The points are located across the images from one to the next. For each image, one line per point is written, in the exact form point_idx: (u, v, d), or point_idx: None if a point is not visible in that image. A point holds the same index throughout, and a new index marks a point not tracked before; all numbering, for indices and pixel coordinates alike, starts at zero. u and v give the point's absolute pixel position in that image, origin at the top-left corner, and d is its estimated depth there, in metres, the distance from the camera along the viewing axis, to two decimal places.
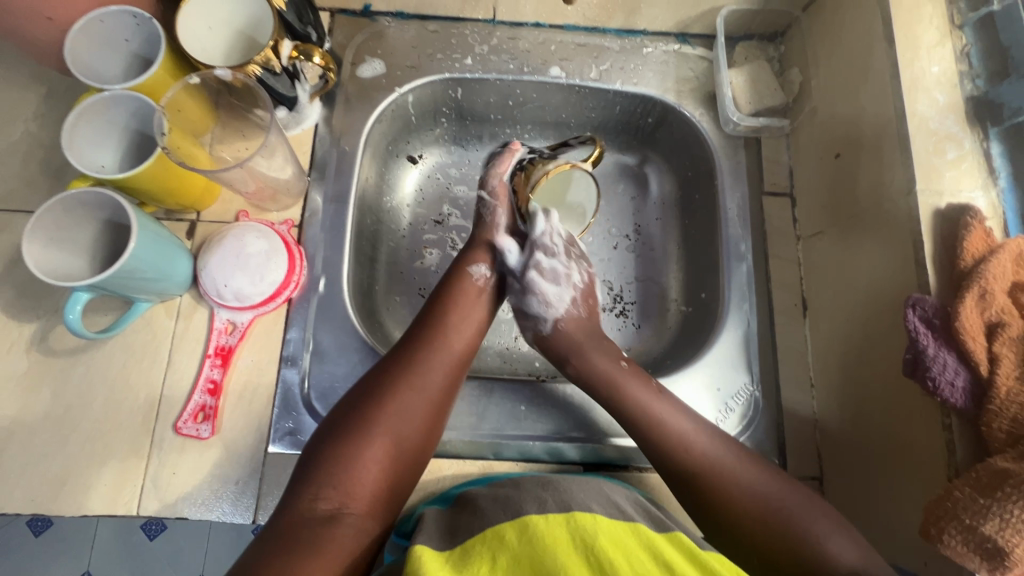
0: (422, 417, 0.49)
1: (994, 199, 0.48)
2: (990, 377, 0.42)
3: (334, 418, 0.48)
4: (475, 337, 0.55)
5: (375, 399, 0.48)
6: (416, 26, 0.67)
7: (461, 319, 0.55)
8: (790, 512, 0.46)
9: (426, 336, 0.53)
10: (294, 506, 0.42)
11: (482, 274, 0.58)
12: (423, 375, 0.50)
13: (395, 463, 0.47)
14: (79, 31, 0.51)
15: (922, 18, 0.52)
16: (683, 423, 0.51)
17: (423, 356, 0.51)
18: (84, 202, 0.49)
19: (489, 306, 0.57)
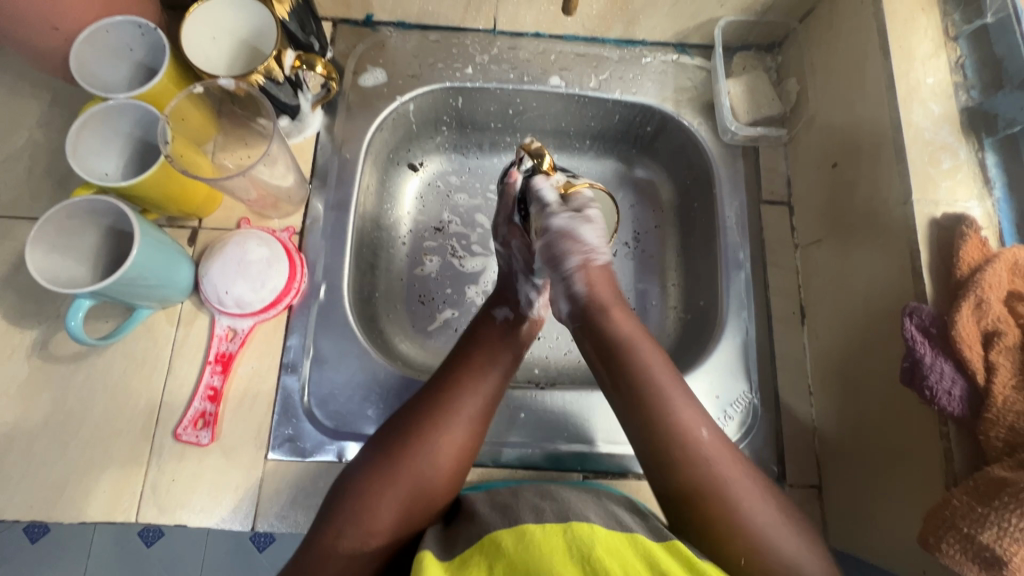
0: (450, 462, 0.48)
1: (990, 208, 0.48)
2: (987, 386, 0.42)
3: (364, 454, 0.48)
4: (506, 377, 0.54)
5: (403, 436, 0.48)
6: (417, 35, 0.68)
7: (490, 357, 0.54)
8: (803, 535, 0.45)
9: (458, 374, 0.52)
10: (319, 538, 0.44)
11: (504, 315, 0.58)
12: (453, 417, 0.49)
13: (419, 502, 0.46)
14: (86, 41, 0.52)
15: (918, 30, 0.53)
16: (688, 410, 0.47)
17: (451, 396, 0.50)
18: (87, 210, 0.49)
19: (519, 348, 0.56)
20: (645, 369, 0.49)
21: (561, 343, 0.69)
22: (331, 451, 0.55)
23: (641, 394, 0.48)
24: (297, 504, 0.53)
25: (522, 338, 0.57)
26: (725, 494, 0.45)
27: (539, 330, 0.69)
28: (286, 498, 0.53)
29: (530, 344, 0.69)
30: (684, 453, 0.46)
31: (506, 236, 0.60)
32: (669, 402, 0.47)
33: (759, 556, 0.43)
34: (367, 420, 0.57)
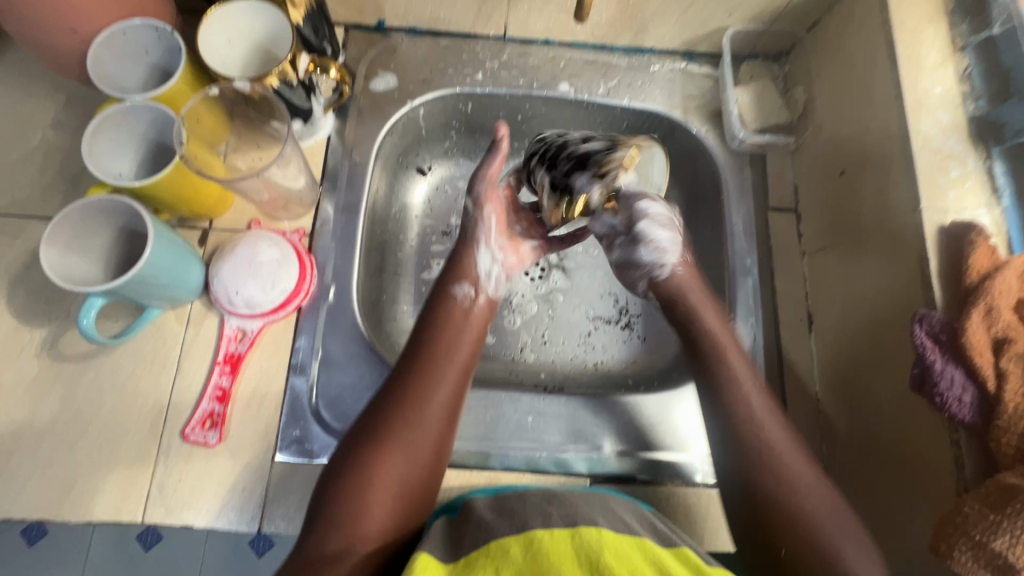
0: (426, 448, 0.48)
1: (998, 216, 0.49)
2: (998, 394, 0.42)
3: (338, 456, 0.47)
4: (470, 355, 0.54)
5: (375, 432, 0.47)
6: (428, 41, 0.69)
7: (455, 339, 0.54)
8: (823, 520, 0.43)
9: (421, 362, 0.52)
10: (307, 546, 0.42)
11: (466, 291, 0.57)
12: (422, 403, 0.49)
13: (401, 495, 0.46)
14: (102, 43, 0.52)
15: (925, 40, 0.53)
16: (755, 386, 0.50)
17: (419, 383, 0.50)
18: (101, 210, 0.49)
19: (479, 324, 0.57)
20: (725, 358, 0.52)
21: (568, 348, 0.69)
22: None
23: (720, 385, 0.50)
24: (303, 506, 0.53)
25: (482, 312, 0.57)
26: (785, 478, 0.45)
27: (546, 334, 0.69)
28: (293, 500, 0.53)
29: (537, 348, 0.69)
30: (744, 422, 0.48)
31: (482, 197, 0.61)
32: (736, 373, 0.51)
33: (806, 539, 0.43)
34: None
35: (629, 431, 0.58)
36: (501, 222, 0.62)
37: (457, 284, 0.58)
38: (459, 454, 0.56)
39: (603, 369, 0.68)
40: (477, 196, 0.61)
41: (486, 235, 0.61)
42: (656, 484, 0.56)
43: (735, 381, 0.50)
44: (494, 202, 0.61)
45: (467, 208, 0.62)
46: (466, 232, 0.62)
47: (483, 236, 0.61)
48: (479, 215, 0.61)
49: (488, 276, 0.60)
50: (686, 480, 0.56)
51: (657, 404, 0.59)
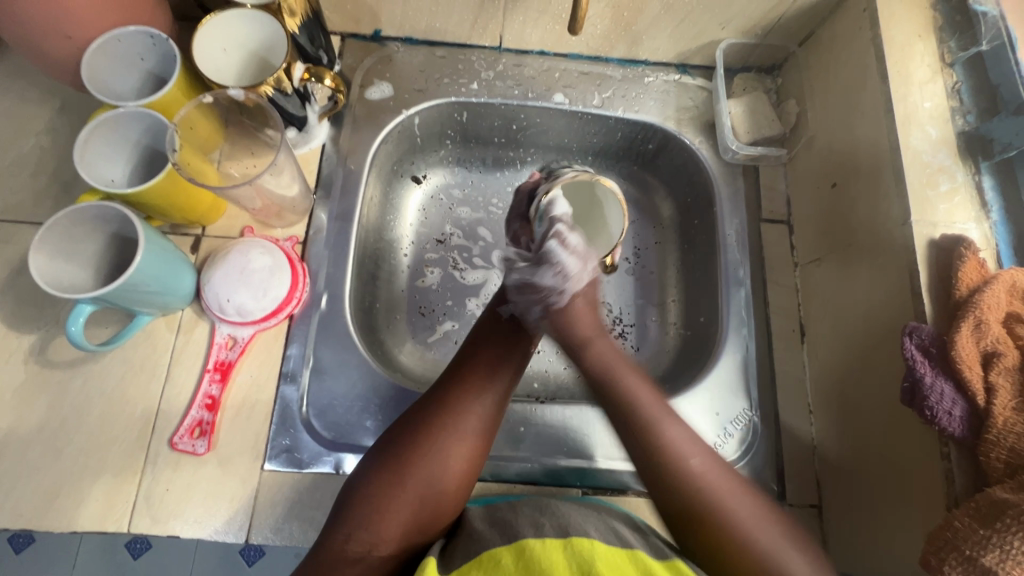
0: (458, 465, 0.48)
1: (987, 231, 0.49)
2: (987, 408, 0.42)
3: (369, 459, 0.48)
4: (515, 372, 0.53)
5: (409, 444, 0.47)
6: (424, 51, 0.69)
7: (500, 354, 0.53)
8: (766, 549, 0.44)
9: (464, 378, 0.51)
10: (329, 542, 0.44)
11: (509, 310, 0.56)
12: (459, 419, 0.49)
13: (426, 508, 0.46)
14: (96, 50, 0.52)
15: (915, 55, 0.54)
16: (665, 416, 0.49)
17: (458, 398, 0.50)
18: (92, 216, 0.49)
19: (526, 342, 0.55)
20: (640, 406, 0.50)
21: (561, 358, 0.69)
22: (329, 462, 0.54)
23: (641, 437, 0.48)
24: (292, 516, 0.52)
25: (530, 330, 0.56)
26: (716, 507, 0.45)
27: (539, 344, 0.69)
28: (282, 510, 0.53)
29: (530, 358, 0.69)
30: (658, 456, 0.47)
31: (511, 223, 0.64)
32: (637, 403, 0.50)
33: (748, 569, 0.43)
34: (366, 431, 0.56)
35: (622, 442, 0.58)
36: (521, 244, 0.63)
37: None
38: None
39: None
40: (511, 225, 0.64)
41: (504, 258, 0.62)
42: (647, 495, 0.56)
43: (658, 432, 0.48)
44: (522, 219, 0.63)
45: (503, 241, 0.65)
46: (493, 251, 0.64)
47: (515, 248, 0.63)
48: (510, 236, 0.63)
49: (508, 271, 0.60)
50: None
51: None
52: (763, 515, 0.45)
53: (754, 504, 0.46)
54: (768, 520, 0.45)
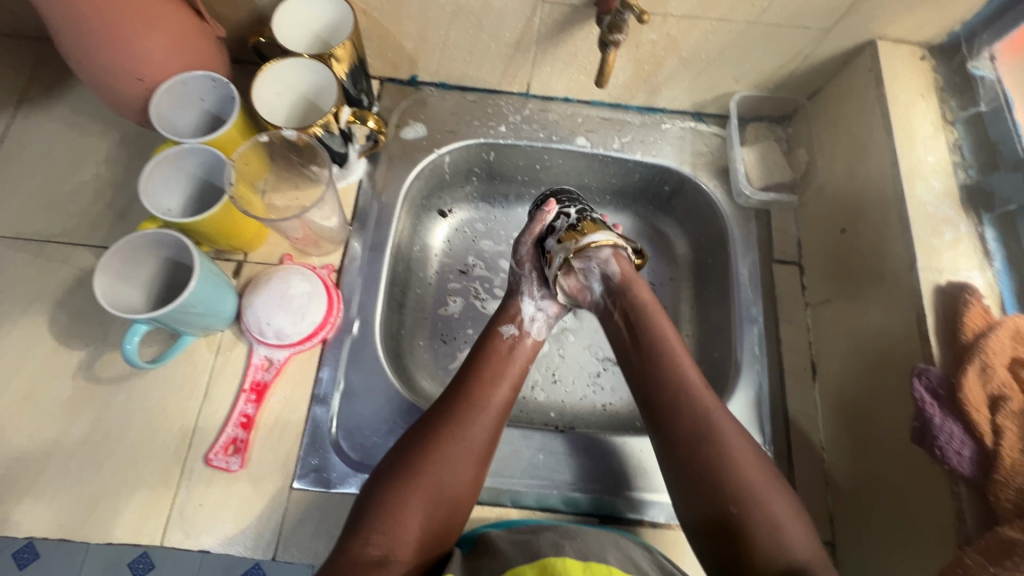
0: (464, 471, 0.51)
1: (991, 278, 0.52)
2: (995, 449, 0.43)
3: (383, 467, 0.51)
4: (512, 389, 0.58)
5: (420, 449, 0.51)
6: (456, 96, 0.74)
7: (499, 371, 0.58)
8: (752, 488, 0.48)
9: (466, 389, 0.56)
10: (346, 551, 0.45)
11: (511, 332, 0.62)
12: (466, 428, 0.53)
13: (439, 511, 0.49)
14: (164, 91, 0.57)
15: (918, 113, 0.58)
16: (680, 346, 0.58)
17: (465, 409, 0.54)
18: (150, 242, 0.53)
19: (524, 360, 0.61)
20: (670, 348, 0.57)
21: (577, 388, 0.71)
22: (355, 484, 0.56)
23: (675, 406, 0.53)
24: (317, 535, 0.54)
25: (527, 351, 0.62)
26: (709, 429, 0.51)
27: (556, 373, 0.72)
28: (308, 529, 0.54)
29: (547, 387, 0.71)
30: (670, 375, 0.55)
31: (524, 255, 0.66)
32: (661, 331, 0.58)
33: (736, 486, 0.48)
34: None
35: (637, 471, 0.59)
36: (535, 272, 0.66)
37: (505, 323, 0.62)
38: None
39: (611, 410, 0.70)
40: (520, 256, 0.66)
41: (528, 287, 0.65)
42: (662, 527, 0.57)
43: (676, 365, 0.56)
44: (531, 259, 0.66)
45: (512, 267, 0.67)
46: (513, 285, 0.66)
47: (528, 287, 0.65)
48: (522, 271, 0.66)
49: (532, 320, 0.64)
50: None
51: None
52: (743, 450, 0.50)
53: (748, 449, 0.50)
54: (757, 463, 0.50)
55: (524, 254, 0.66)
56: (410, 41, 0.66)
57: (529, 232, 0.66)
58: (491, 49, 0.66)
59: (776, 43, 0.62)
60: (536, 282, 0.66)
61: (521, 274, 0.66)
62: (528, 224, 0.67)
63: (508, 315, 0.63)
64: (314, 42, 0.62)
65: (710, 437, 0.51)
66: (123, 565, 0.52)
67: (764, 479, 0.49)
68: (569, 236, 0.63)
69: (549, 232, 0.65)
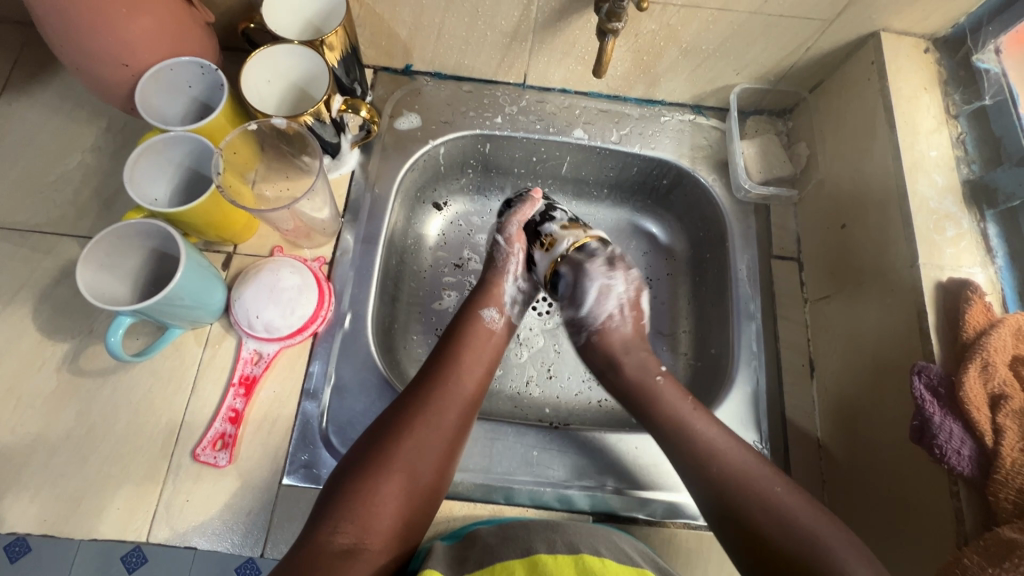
0: (437, 458, 0.51)
1: (992, 275, 0.51)
2: (995, 448, 0.43)
3: (354, 453, 0.50)
4: (485, 375, 0.57)
5: (390, 436, 0.50)
6: (451, 86, 0.73)
7: (474, 356, 0.57)
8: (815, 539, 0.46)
9: (439, 375, 0.55)
10: (314, 538, 0.45)
11: (491, 316, 0.61)
12: (439, 413, 0.52)
13: (410, 498, 0.48)
14: (150, 78, 0.56)
15: (921, 107, 0.57)
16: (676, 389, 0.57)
17: (438, 394, 0.53)
18: (136, 233, 0.52)
19: (499, 346, 0.60)
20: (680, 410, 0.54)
21: (572, 384, 0.70)
22: None
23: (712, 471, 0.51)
24: None
25: (501, 336, 0.61)
26: (756, 488, 0.49)
27: (552, 369, 0.71)
28: (298, 526, 0.53)
29: (542, 383, 0.70)
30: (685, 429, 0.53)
31: (512, 235, 0.65)
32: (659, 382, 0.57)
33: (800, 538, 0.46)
34: None
35: (635, 468, 0.58)
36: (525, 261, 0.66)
37: (485, 306, 0.61)
38: (463, 486, 0.57)
39: (607, 406, 0.69)
40: (508, 235, 0.65)
41: (512, 269, 0.65)
42: (657, 525, 0.56)
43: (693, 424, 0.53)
44: (522, 239, 0.65)
45: (495, 244, 0.66)
46: (496, 258, 0.65)
47: (512, 267, 0.64)
48: (510, 251, 0.65)
49: (513, 301, 0.63)
50: (689, 521, 0.56)
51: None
52: (813, 515, 0.48)
53: (792, 493, 0.49)
54: (809, 508, 0.48)
55: (512, 234, 0.65)
56: (404, 29, 0.65)
57: (520, 215, 0.66)
58: (487, 38, 0.65)
59: (779, 34, 0.61)
60: (521, 265, 0.65)
61: (507, 254, 0.65)
62: (518, 206, 0.67)
63: (490, 296, 0.62)
64: (305, 28, 0.60)
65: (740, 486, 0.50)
66: (114, 560, 0.52)
67: (826, 534, 0.46)
68: (572, 225, 0.65)
69: (548, 218, 0.66)
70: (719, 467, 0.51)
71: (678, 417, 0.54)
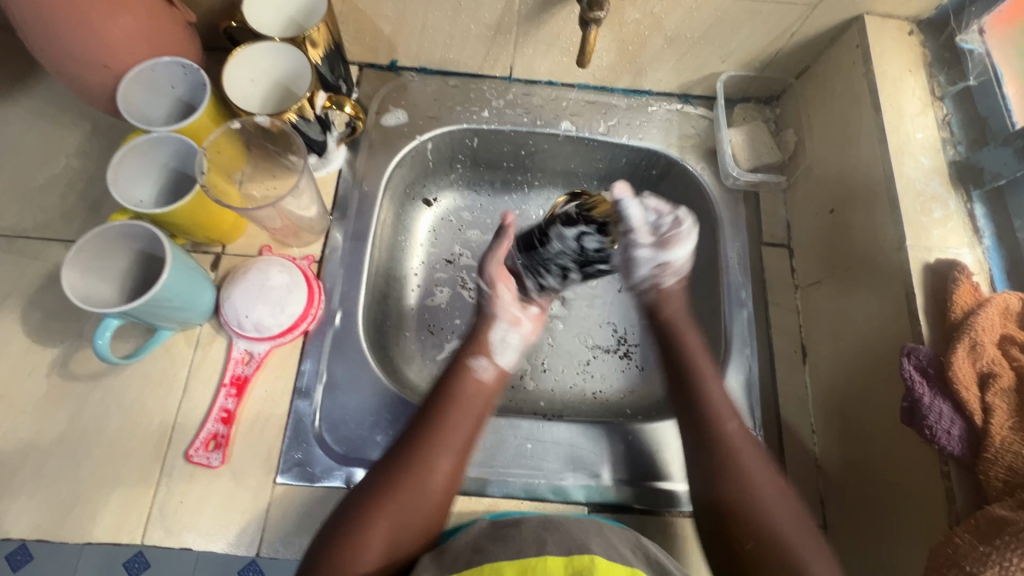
0: (428, 509, 0.49)
1: (980, 255, 0.51)
2: (985, 427, 0.43)
3: (337, 513, 0.48)
4: (478, 425, 0.54)
5: (374, 495, 0.49)
6: (437, 81, 0.72)
7: (472, 398, 0.55)
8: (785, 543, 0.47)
9: (427, 428, 0.52)
10: None
11: (482, 366, 0.57)
12: (426, 473, 0.50)
13: (393, 559, 0.47)
14: (132, 79, 0.55)
15: (906, 89, 0.57)
16: (705, 358, 0.57)
17: (424, 451, 0.51)
18: (122, 235, 0.52)
19: (491, 396, 0.57)
20: (708, 388, 0.54)
21: (567, 376, 0.70)
22: (339, 477, 0.55)
23: (719, 443, 0.52)
24: (302, 530, 0.53)
25: (499, 378, 0.58)
26: (740, 470, 0.50)
27: (546, 362, 0.71)
28: (293, 524, 0.53)
29: (537, 376, 0.70)
30: (698, 397, 0.54)
31: (493, 277, 0.60)
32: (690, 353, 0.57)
33: (756, 522, 0.48)
34: (376, 446, 0.57)
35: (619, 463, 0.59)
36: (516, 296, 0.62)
37: (474, 356, 0.58)
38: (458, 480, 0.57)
39: (601, 398, 0.69)
40: (489, 277, 0.60)
41: (504, 310, 0.60)
42: (654, 514, 0.57)
43: (706, 395, 0.54)
44: (505, 280, 0.61)
45: (483, 292, 0.62)
46: (485, 307, 0.61)
47: (502, 307, 0.60)
48: (495, 293, 0.60)
49: (504, 347, 0.59)
50: (684, 510, 0.57)
51: (669, 430, 0.60)
52: (787, 507, 0.49)
53: (773, 490, 0.50)
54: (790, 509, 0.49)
55: (494, 276, 0.60)
56: (388, 24, 0.64)
57: (498, 253, 0.60)
58: (471, 31, 0.65)
59: (762, 19, 0.61)
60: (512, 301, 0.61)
61: (495, 297, 0.60)
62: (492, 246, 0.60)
63: (479, 347, 0.58)
64: (288, 25, 0.60)
65: (729, 457, 0.51)
66: (105, 564, 0.51)
67: (797, 531, 0.48)
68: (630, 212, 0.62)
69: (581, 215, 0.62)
70: (720, 436, 0.52)
71: (699, 390, 0.54)
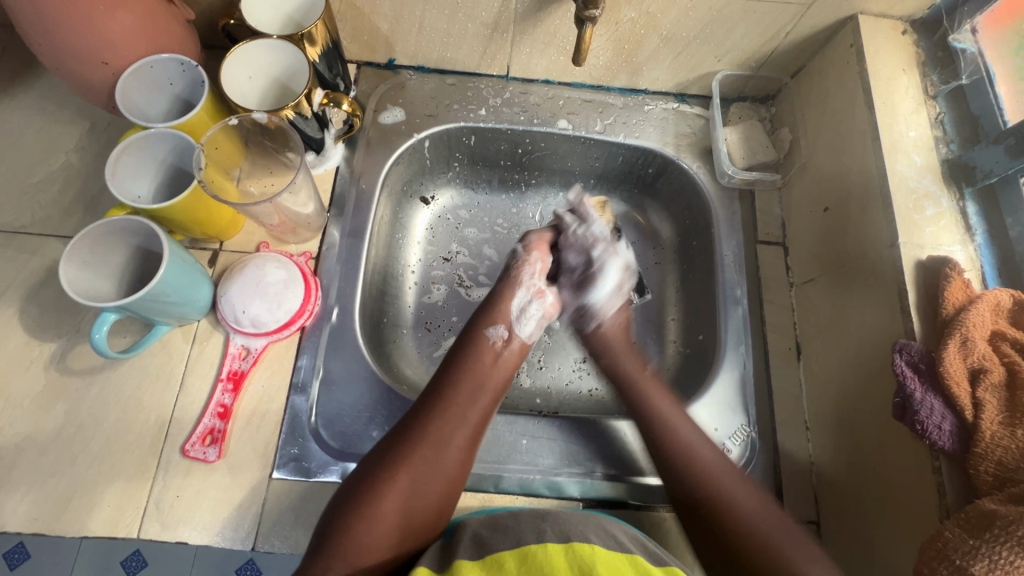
0: (448, 471, 0.50)
1: (972, 253, 0.52)
2: (975, 422, 0.44)
3: (352, 477, 0.48)
4: (495, 395, 0.55)
5: (391, 457, 0.49)
6: (435, 79, 0.73)
7: (488, 371, 0.56)
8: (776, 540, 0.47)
9: (446, 393, 0.53)
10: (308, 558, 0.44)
11: (499, 335, 0.59)
12: (444, 435, 0.50)
13: (409, 520, 0.47)
14: (131, 75, 0.55)
15: (900, 87, 0.58)
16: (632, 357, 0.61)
17: (443, 415, 0.51)
18: (120, 230, 0.52)
19: (508, 366, 0.58)
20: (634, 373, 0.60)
21: (564, 373, 0.71)
22: (335, 472, 0.55)
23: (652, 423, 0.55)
24: (297, 524, 0.53)
25: (512, 357, 0.59)
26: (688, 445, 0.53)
27: (542, 360, 0.71)
28: (288, 519, 0.54)
29: (533, 373, 0.70)
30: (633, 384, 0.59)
31: (531, 244, 0.64)
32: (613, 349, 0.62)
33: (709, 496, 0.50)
34: (372, 442, 0.57)
35: (625, 455, 0.59)
36: (545, 269, 0.64)
37: (491, 323, 0.59)
38: None
39: (598, 395, 0.69)
40: (530, 242, 0.64)
41: (529, 277, 0.62)
42: (648, 511, 0.57)
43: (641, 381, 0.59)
44: (541, 247, 0.64)
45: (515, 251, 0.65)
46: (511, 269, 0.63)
47: (527, 276, 0.62)
48: (528, 258, 0.63)
49: (520, 317, 0.61)
50: None
51: None
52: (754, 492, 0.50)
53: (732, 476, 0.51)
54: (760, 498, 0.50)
55: (532, 242, 0.65)
56: (386, 23, 0.65)
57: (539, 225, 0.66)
58: (468, 29, 0.65)
59: (757, 19, 0.61)
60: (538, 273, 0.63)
61: (526, 261, 0.63)
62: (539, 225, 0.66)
63: (496, 314, 0.60)
64: (286, 23, 0.60)
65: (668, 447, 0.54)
66: None
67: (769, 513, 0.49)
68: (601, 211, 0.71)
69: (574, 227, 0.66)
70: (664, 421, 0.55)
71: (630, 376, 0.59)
